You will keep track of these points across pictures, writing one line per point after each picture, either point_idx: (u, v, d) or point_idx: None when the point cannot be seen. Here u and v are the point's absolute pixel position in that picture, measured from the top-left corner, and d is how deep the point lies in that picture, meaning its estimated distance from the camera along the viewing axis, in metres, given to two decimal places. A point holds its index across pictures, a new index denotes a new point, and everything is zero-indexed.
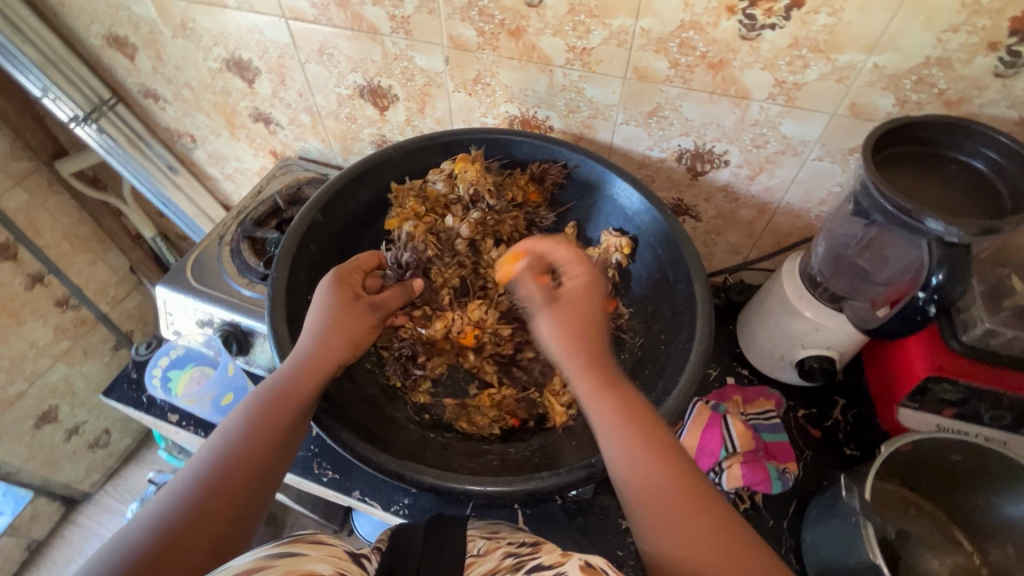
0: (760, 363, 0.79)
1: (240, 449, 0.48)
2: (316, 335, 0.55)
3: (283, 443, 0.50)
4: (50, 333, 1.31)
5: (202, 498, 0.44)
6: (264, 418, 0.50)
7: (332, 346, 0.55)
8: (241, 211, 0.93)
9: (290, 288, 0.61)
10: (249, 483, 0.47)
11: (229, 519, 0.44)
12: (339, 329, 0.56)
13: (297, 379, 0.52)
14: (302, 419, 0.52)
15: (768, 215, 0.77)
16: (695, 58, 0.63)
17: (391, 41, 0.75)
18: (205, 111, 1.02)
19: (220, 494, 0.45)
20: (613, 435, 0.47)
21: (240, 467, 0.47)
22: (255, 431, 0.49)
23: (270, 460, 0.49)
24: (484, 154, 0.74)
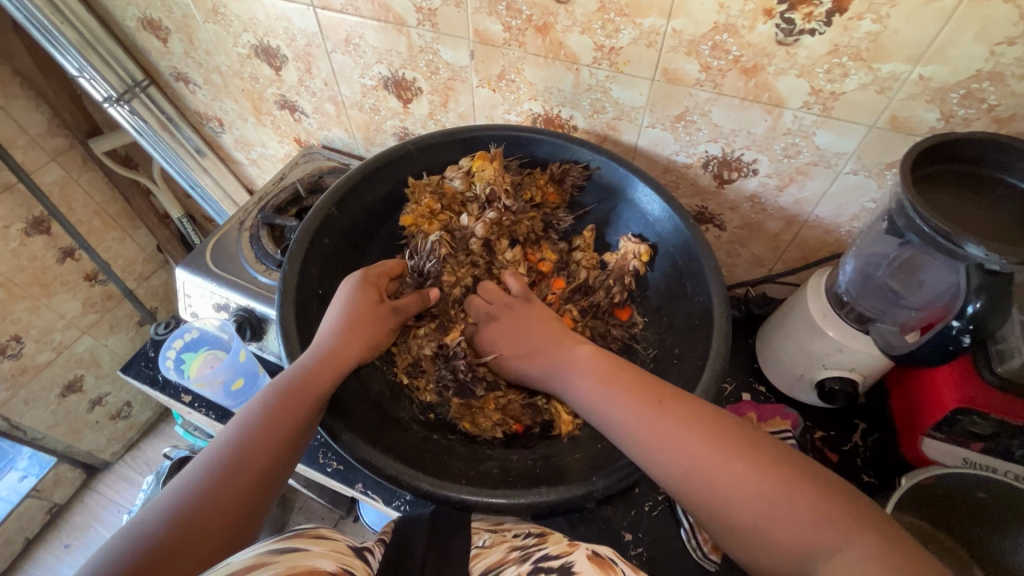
0: (779, 380, 0.76)
1: (255, 439, 0.48)
2: (337, 329, 0.56)
3: (299, 435, 0.50)
4: (78, 305, 1.35)
5: (216, 485, 0.44)
6: (281, 408, 0.50)
7: (350, 343, 0.56)
8: (263, 197, 0.93)
9: (299, 279, 0.60)
10: (263, 475, 0.47)
11: (242, 510, 0.45)
12: (357, 327, 0.58)
13: (315, 369, 0.53)
14: (316, 412, 0.52)
15: (796, 228, 0.75)
16: (728, 62, 0.60)
17: (418, 33, 0.74)
18: (233, 97, 1.03)
19: (235, 484, 0.45)
20: (604, 410, 0.52)
21: (253, 459, 0.47)
22: (271, 422, 0.49)
23: (285, 452, 0.49)
24: (504, 152, 0.73)
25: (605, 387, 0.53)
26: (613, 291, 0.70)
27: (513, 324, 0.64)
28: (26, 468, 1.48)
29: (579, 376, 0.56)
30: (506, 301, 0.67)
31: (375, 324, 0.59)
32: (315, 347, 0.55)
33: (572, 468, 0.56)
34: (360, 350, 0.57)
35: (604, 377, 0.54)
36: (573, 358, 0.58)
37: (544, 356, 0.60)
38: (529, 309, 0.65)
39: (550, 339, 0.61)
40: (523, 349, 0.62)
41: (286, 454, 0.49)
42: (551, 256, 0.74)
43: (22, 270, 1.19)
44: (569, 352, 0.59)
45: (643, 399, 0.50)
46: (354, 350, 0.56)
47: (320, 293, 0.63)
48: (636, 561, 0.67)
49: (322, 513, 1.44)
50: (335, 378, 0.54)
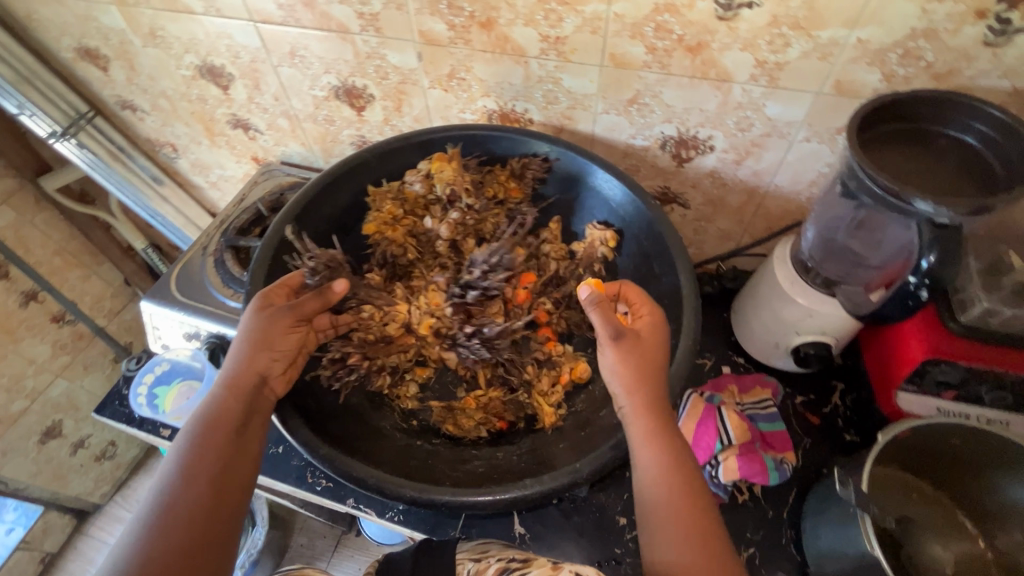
0: (757, 351, 0.77)
1: (178, 485, 0.46)
2: (237, 352, 0.53)
3: (230, 466, 0.48)
4: (48, 349, 1.32)
5: (151, 542, 0.43)
6: (199, 448, 0.48)
7: (254, 360, 0.53)
8: (224, 220, 0.92)
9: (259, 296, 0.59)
10: (205, 516, 0.45)
11: (192, 560, 0.43)
12: (258, 342, 0.54)
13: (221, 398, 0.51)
14: (240, 437, 0.50)
15: (758, 199, 0.75)
16: (672, 42, 0.61)
17: (362, 39, 0.73)
18: (184, 120, 1.01)
19: (175, 537, 0.43)
20: (651, 471, 0.49)
21: (179, 505, 0.45)
22: (195, 464, 0.47)
23: (220, 489, 0.47)
24: (462, 151, 0.72)
25: (664, 457, 0.49)
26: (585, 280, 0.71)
27: (616, 365, 0.53)
28: (13, 520, 1.43)
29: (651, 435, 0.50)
30: (648, 337, 0.55)
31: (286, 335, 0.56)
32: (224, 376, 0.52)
33: (559, 461, 0.56)
34: (272, 363, 0.54)
35: (668, 446, 0.50)
36: (662, 418, 0.51)
37: (639, 400, 0.52)
38: (660, 354, 0.54)
39: (657, 393, 0.52)
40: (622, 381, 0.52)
41: (223, 490, 0.47)
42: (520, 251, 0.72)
43: None
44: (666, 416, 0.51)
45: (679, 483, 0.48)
46: (266, 366, 0.54)
47: None
48: (634, 543, 0.68)
49: (324, 531, 1.43)
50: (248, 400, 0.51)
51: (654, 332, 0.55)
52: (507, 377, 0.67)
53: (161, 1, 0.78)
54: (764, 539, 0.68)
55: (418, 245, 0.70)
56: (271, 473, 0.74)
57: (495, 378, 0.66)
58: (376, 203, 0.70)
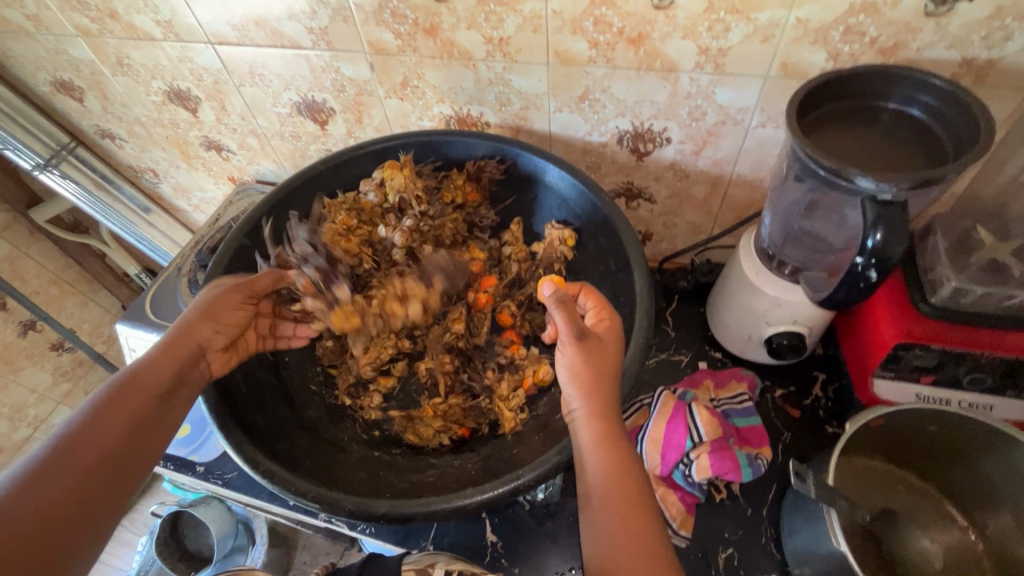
0: (733, 345, 0.75)
1: (88, 430, 0.46)
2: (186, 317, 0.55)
3: (145, 428, 0.49)
4: (48, 377, 1.35)
5: (41, 478, 0.42)
6: (114, 405, 0.48)
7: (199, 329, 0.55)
8: (199, 240, 0.93)
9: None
10: (101, 472, 0.45)
11: (74, 510, 0.42)
12: (209, 314, 0.56)
13: (157, 359, 0.52)
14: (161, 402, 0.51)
15: (722, 190, 0.74)
16: (613, 35, 0.60)
17: (316, 54, 0.74)
18: (160, 145, 1.03)
19: (64, 482, 0.43)
20: (594, 477, 0.47)
21: (83, 449, 0.44)
22: (110, 413, 0.47)
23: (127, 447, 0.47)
24: (416, 158, 0.72)
25: (609, 464, 0.47)
26: None
27: (569, 363, 0.52)
28: None
29: (596, 442, 0.49)
30: (604, 338, 0.53)
31: (235, 317, 0.58)
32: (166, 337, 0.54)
33: (513, 465, 0.55)
34: (214, 339, 0.56)
35: (614, 450, 0.48)
36: (609, 420, 0.50)
37: (589, 401, 0.50)
38: (615, 355, 0.53)
39: (609, 400, 0.50)
40: (576, 383, 0.51)
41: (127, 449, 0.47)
42: (480, 255, 0.72)
43: None
44: (615, 421, 0.50)
45: (621, 489, 0.46)
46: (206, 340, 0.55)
47: None
48: None
49: (326, 548, 1.42)
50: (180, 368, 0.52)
51: (608, 332, 0.54)
52: (470, 383, 0.66)
53: (123, 30, 0.79)
54: (743, 539, 0.65)
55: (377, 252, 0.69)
56: (246, 490, 0.75)
57: (457, 385, 0.66)
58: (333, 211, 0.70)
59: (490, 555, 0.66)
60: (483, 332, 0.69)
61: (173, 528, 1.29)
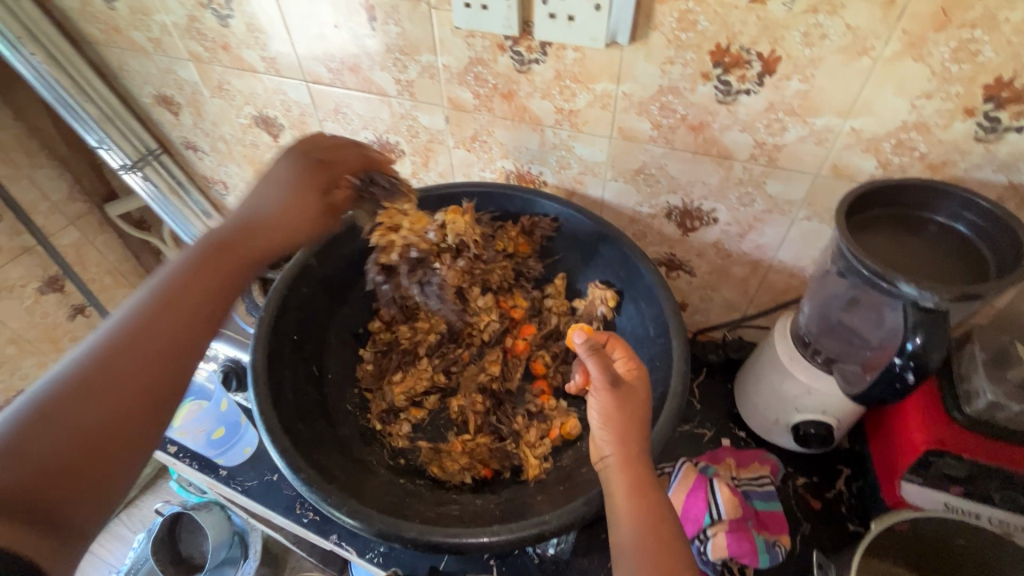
0: (758, 425, 0.76)
1: (183, 291, 0.50)
2: (276, 204, 0.60)
3: (220, 295, 0.52)
4: None
5: (139, 328, 0.46)
6: (203, 269, 0.52)
7: (284, 217, 0.60)
8: None
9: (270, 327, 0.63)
10: (184, 336, 0.48)
11: (173, 366, 0.46)
12: (293, 204, 0.61)
13: (241, 239, 0.57)
14: (237, 274, 0.55)
15: (762, 273, 0.77)
16: (676, 120, 0.65)
17: (398, 102, 0.81)
18: (237, 162, 1.11)
19: (148, 350, 0.45)
20: (625, 527, 0.48)
21: (177, 306, 0.49)
22: (195, 275, 0.52)
23: (196, 323, 0.49)
24: (476, 206, 0.76)
25: (639, 516, 0.48)
26: None
27: (601, 408, 0.53)
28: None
29: (629, 491, 0.50)
30: (632, 383, 0.54)
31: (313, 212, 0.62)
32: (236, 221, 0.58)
33: (533, 511, 0.55)
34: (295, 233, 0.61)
35: (645, 500, 0.49)
36: (640, 468, 0.51)
37: (619, 449, 0.51)
38: (643, 400, 0.54)
39: (640, 447, 0.52)
40: (610, 430, 0.52)
41: (208, 308, 0.51)
42: (523, 303, 0.76)
43: (34, 327, 1.26)
44: (645, 471, 0.51)
45: (653, 541, 0.47)
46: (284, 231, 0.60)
47: (294, 339, 0.66)
48: None
49: None
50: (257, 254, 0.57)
51: (634, 376, 0.55)
52: (497, 425, 0.68)
53: (231, 60, 0.89)
54: None
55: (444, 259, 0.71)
56: (262, 500, 0.76)
57: (485, 425, 0.68)
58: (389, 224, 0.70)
59: None
60: (516, 377, 0.71)
61: (171, 530, 1.29)
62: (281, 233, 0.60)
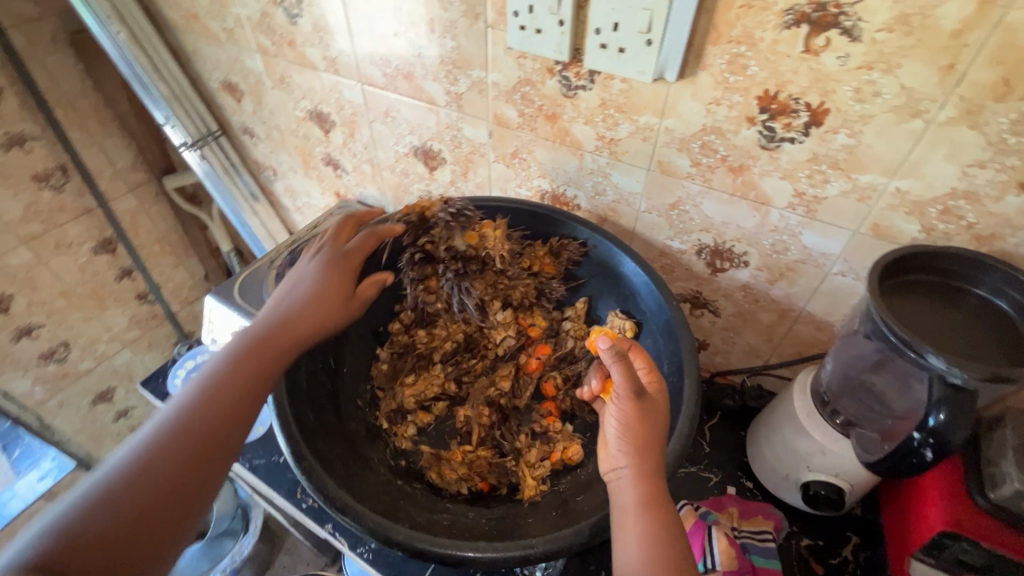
0: (766, 478, 0.74)
1: (213, 396, 0.50)
2: (305, 298, 0.59)
3: (249, 397, 0.52)
4: (125, 321, 1.46)
5: (165, 445, 0.46)
6: (236, 366, 0.52)
7: (312, 312, 0.59)
8: (295, 240, 1.03)
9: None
10: (216, 431, 0.48)
11: (192, 475, 0.45)
12: (318, 300, 0.60)
13: (269, 340, 0.55)
14: (268, 376, 0.54)
15: (789, 322, 0.75)
16: (716, 160, 0.65)
17: (445, 112, 0.83)
18: (288, 150, 1.16)
19: (171, 457, 0.45)
20: (630, 538, 0.48)
21: (199, 420, 0.48)
22: (225, 380, 0.51)
23: (225, 431, 0.49)
24: (509, 223, 0.77)
25: (649, 530, 0.48)
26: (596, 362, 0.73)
27: (618, 419, 0.53)
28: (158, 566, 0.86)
29: (637, 504, 0.49)
30: (654, 395, 0.55)
31: (337, 304, 0.61)
32: (269, 317, 0.58)
33: (523, 532, 0.56)
34: (324, 328, 0.59)
35: (658, 512, 0.49)
36: (653, 481, 0.50)
37: (635, 459, 0.51)
38: (663, 413, 0.55)
39: (658, 462, 0.52)
40: (627, 440, 0.52)
41: (241, 406, 0.50)
42: (541, 322, 0.76)
43: (85, 283, 1.32)
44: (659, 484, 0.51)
45: (661, 553, 0.46)
46: (303, 325, 0.57)
47: None
48: None
49: (307, 558, 1.44)
50: (284, 356, 0.56)
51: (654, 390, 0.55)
52: (500, 440, 0.68)
53: (294, 56, 0.93)
54: None
55: (488, 275, 0.75)
56: (267, 480, 0.78)
57: (488, 438, 0.68)
58: (435, 240, 0.73)
59: None
60: (525, 396, 0.72)
61: None
62: (310, 328, 0.58)
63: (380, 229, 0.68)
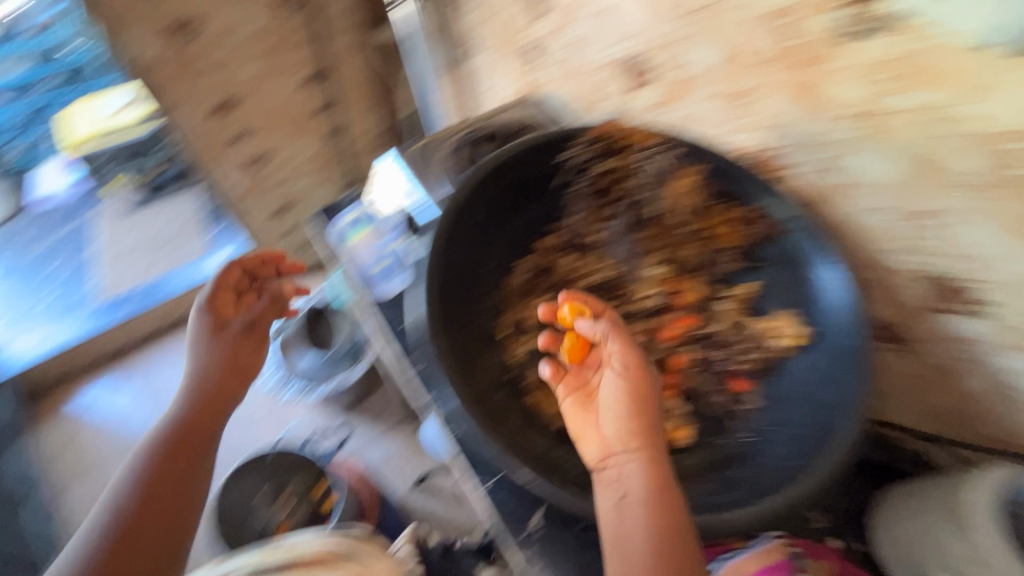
0: (887, 549, 0.65)
1: (131, 494, 0.71)
2: (187, 394, 0.79)
3: (172, 474, 0.73)
4: (312, 150, 1.60)
5: (112, 527, 0.69)
6: (149, 459, 0.74)
7: (196, 405, 0.78)
8: (473, 124, 1.03)
9: (471, 210, 0.68)
10: (146, 517, 0.70)
11: (143, 531, 0.69)
12: (206, 386, 0.79)
13: (175, 437, 0.76)
14: (186, 458, 0.75)
15: (999, 395, 0.63)
16: (1009, 177, 0.52)
17: (678, 24, 0.75)
18: (494, 27, 1.10)
19: (122, 528, 0.69)
20: (630, 517, 0.50)
21: (139, 504, 0.71)
22: (144, 472, 0.73)
23: (164, 477, 0.73)
24: (703, 177, 0.69)
25: (649, 512, 0.50)
26: (741, 356, 0.65)
27: (615, 399, 0.57)
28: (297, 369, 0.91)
29: (637, 484, 0.52)
30: (641, 366, 0.59)
31: (224, 387, 0.81)
32: (166, 431, 0.76)
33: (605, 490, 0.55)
34: (213, 416, 0.79)
35: (653, 492, 0.51)
36: (649, 465, 0.53)
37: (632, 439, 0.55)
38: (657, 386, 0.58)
39: (658, 444, 0.55)
40: (621, 417, 0.56)
41: (171, 465, 0.74)
42: (694, 293, 0.70)
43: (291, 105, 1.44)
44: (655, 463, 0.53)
45: (654, 532, 0.49)
46: (216, 404, 0.79)
47: (475, 223, 0.68)
48: None
49: (394, 405, 1.71)
50: (193, 450, 0.76)
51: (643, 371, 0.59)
52: None
53: None
54: None
55: (655, 227, 0.73)
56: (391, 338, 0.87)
57: None
58: (619, 175, 0.74)
59: (523, 538, 0.67)
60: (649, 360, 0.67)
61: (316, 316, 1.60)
62: (200, 435, 0.77)
63: (209, 311, 0.84)
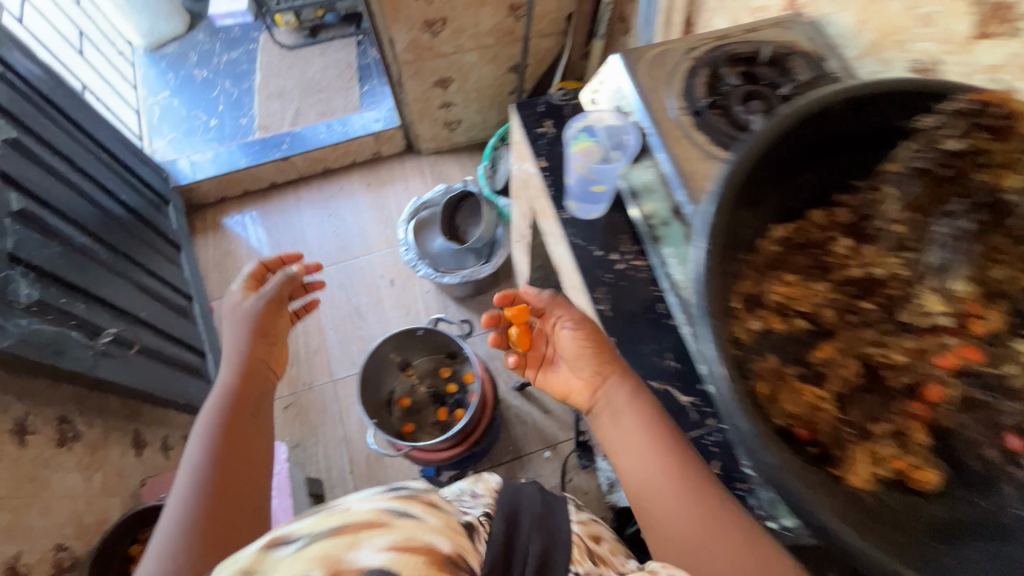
0: None
1: (212, 432, 0.73)
2: (236, 354, 0.85)
3: (240, 414, 0.76)
4: (490, 24, 1.55)
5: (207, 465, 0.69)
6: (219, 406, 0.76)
7: (253, 345, 0.86)
8: (724, 37, 0.88)
9: (767, 158, 0.56)
10: (235, 453, 0.71)
11: (238, 464, 0.70)
12: (257, 331, 0.88)
13: (234, 385, 0.80)
14: (250, 401, 0.79)
15: None
16: None
17: None
18: None
19: (218, 463, 0.69)
20: (649, 462, 0.63)
21: (223, 443, 0.71)
22: (215, 416, 0.75)
23: (237, 423, 0.75)
24: None
25: (657, 452, 0.63)
26: None
27: (611, 382, 0.70)
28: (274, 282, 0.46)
29: (648, 440, 0.65)
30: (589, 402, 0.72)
31: (276, 326, 0.91)
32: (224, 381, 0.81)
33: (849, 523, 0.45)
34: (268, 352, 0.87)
35: (661, 442, 0.64)
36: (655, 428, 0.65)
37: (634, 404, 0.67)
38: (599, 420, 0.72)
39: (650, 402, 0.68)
40: (618, 391, 0.69)
41: (241, 410, 0.77)
42: (995, 323, 0.56)
43: None
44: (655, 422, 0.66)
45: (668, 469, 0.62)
46: (269, 347, 0.88)
47: (766, 165, 0.57)
48: None
49: None
50: (256, 388, 0.81)
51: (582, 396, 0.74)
52: (848, 403, 0.57)
53: None
54: None
55: (1000, 238, 0.55)
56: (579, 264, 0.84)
57: (836, 391, 0.58)
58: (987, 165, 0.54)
59: None
60: (905, 380, 0.57)
61: (460, 203, 1.64)
62: (259, 368, 0.84)
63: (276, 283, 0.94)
